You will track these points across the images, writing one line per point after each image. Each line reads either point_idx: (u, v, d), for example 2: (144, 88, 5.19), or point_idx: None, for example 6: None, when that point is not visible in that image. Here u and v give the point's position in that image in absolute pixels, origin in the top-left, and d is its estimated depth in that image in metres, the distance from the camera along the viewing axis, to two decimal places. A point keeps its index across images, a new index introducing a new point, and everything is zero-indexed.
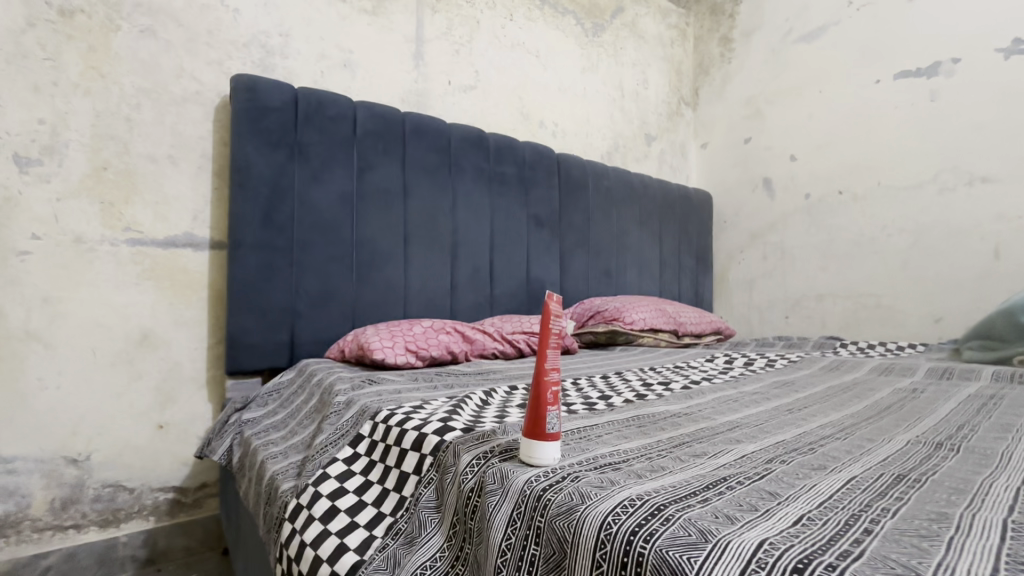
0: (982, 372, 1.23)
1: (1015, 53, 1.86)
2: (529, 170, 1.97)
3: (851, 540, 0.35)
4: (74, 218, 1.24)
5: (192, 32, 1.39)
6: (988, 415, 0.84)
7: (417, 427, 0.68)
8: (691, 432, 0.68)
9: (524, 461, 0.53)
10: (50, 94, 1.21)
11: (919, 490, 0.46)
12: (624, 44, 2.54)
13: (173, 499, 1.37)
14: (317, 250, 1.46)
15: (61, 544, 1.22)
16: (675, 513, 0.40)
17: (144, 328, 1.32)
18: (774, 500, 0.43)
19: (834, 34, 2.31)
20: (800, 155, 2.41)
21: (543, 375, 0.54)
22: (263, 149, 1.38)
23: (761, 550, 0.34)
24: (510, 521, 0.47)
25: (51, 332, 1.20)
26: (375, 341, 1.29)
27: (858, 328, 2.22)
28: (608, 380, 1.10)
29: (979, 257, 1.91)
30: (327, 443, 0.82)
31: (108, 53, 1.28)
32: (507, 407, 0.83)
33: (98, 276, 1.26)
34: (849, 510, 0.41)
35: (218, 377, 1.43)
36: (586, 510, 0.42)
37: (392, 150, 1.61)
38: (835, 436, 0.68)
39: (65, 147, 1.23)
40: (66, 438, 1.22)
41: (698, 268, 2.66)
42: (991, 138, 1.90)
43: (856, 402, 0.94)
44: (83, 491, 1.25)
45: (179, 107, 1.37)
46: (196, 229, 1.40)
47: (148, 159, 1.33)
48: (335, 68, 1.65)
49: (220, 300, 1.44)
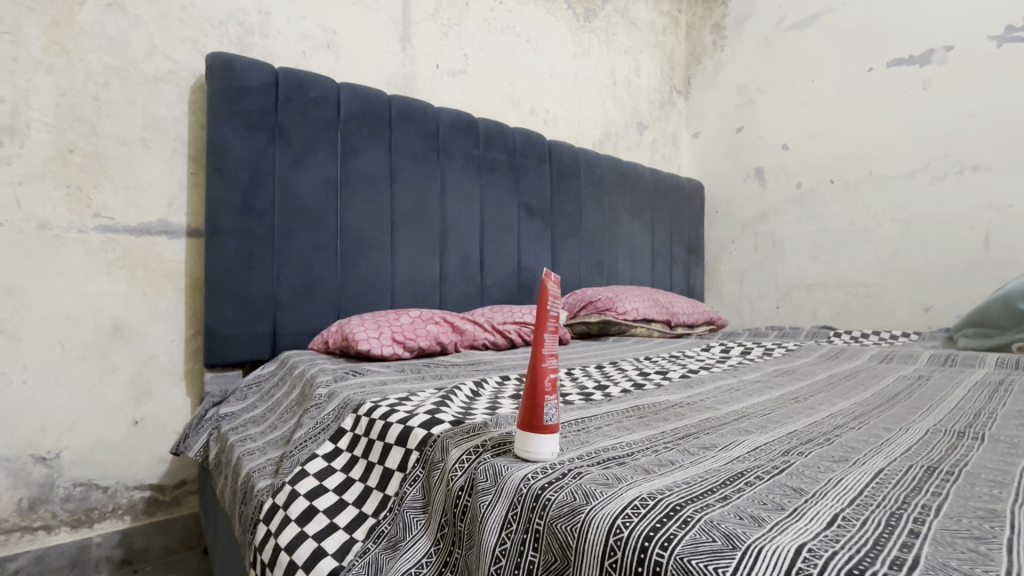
0: (986, 359, 1.21)
1: (1009, 40, 1.84)
2: (520, 157, 1.92)
3: (899, 544, 0.31)
4: (38, 203, 1.16)
5: (164, 7, 1.31)
6: (1001, 403, 0.81)
7: (403, 419, 0.63)
8: (697, 423, 0.64)
9: (520, 456, 0.48)
10: (10, 71, 1.13)
11: (956, 484, 0.42)
12: (616, 30, 2.48)
13: (149, 498, 1.31)
14: (300, 239, 1.40)
15: (30, 547, 1.15)
16: (694, 515, 0.36)
17: (117, 320, 1.25)
18: (800, 497, 0.39)
19: (827, 21, 2.26)
20: (792, 144, 2.37)
21: (540, 362, 0.48)
22: (241, 131, 1.30)
23: (800, 559, 0.30)
24: (505, 524, 0.43)
25: (15, 324, 1.13)
26: (360, 332, 1.23)
27: (848, 318, 2.20)
28: (603, 370, 1.06)
29: (968, 246, 1.90)
30: (308, 439, 0.77)
31: (72, 28, 1.20)
32: (498, 398, 0.78)
33: (65, 265, 1.19)
34: (887, 508, 0.37)
35: (196, 370, 1.36)
36: (591, 511, 0.38)
37: (378, 134, 1.54)
38: (848, 425, 0.64)
39: (28, 127, 1.15)
40: (33, 435, 1.15)
41: (689, 259, 2.62)
42: (983, 126, 1.88)
43: (861, 390, 0.90)
44: (53, 491, 1.18)
45: (152, 88, 1.29)
46: (171, 216, 1.33)
47: (119, 141, 1.25)
48: (318, 49, 1.57)
49: (198, 290, 1.37)
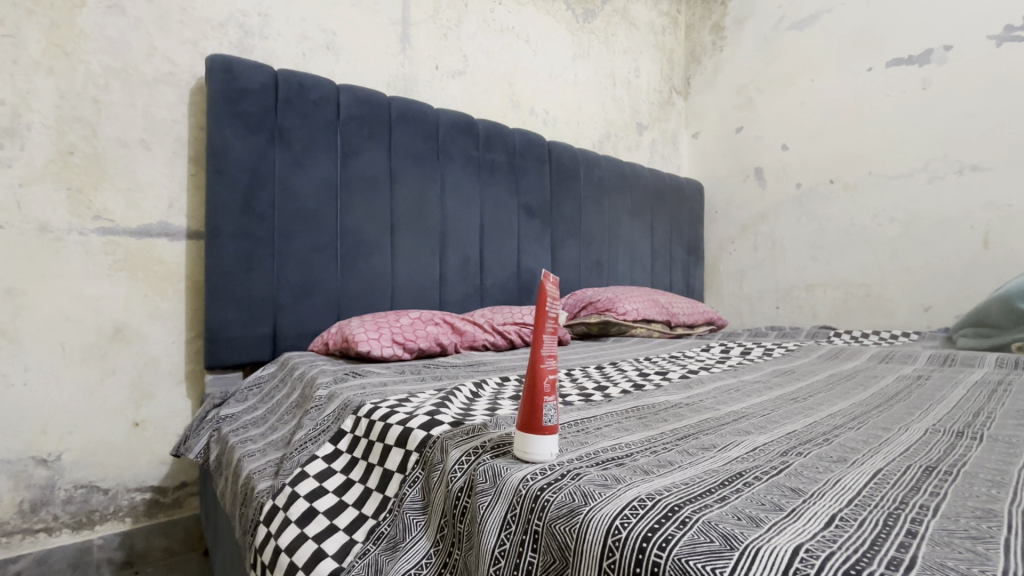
0: (985, 359, 1.21)
1: (1008, 40, 1.84)
2: (519, 157, 1.92)
3: (896, 544, 0.32)
4: (39, 205, 1.16)
5: (164, 9, 1.32)
6: (999, 402, 0.81)
7: (403, 420, 0.64)
8: (696, 424, 0.64)
9: (519, 457, 0.49)
10: (10, 73, 1.13)
11: (954, 484, 0.42)
12: (616, 30, 2.48)
13: (150, 499, 1.31)
14: (300, 240, 1.40)
15: (32, 548, 1.15)
16: (692, 516, 0.36)
17: (118, 322, 1.25)
18: (798, 497, 0.39)
19: (826, 21, 2.27)
20: (792, 144, 2.37)
21: (539, 363, 0.48)
22: (241, 133, 1.30)
23: (798, 559, 0.30)
24: (504, 525, 0.43)
25: (16, 326, 1.13)
26: (361, 333, 1.23)
27: (847, 318, 2.20)
28: (603, 371, 1.06)
29: (967, 246, 1.90)
30: (307, 440, 0.77)
31: (72, 30, 1.20)
32: (498, 399, 0.79)
33: (66, 267, 1.19)
34: (885, 508, 0.37)
35: (197, 372, 1.37)
36: (589, 512, 0.38)
37: (378, 135, 1.55)
38: (848, 425, 0.64)
39: (28, 130, 1.15)
40: (34, 437, 1.15)
41: (689, 259, 2.62)
42: (982, 125, 1.89)
43: (862, 390, 0.90)
44: (54, 492, 1.18)
45: (152, 90, 1.30)
46: (171, 217, 1.33)
47: (119, 143, 1.25)
48: (318, 51, 1.58)
49: (198, 292, 1.37)
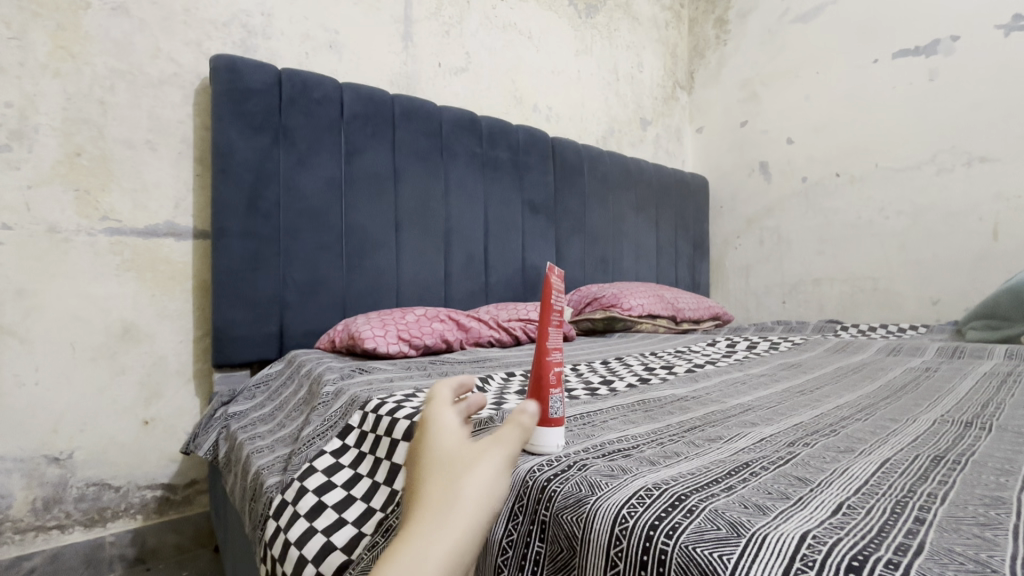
0: (994, 351, 1.20)
1: (1016, 29, 1.82)
2: (523, 153, 1.92)
3: (904, 530, 0.32)
4: (47, 206, 1.17)
5: (168, 10, 1.32)
6: (1010, 393, 0.80)
7: (409, 416, 0.64)
8: (702, 416, 0.64)
9: (526, 450, 0.49)
10: (17, 76, 1.14)
11: (962, 472, 0.42)
12: (619, 25, 2.46)
13: (161, 497, 1.32)
14: (306, 239, 1.40)
15: (44, 546, 1.16)
16: (698, 504, 0.36)
17: (126, 321, 1.26)
18: (806, 486, 0.39)
19: (831, 13, 2.25)
20: (798, 138, 2.36)
21: (544, 357, 0.48)
22: (246, 133, 1.31)
23: (804, 546, 0.30)
24: (511, 516, 0.43)
25: (27, 326, 1.14)
26: (367, 330, 1.24)
27: (855, 312, 2.19)
28: (608, 365, 1.06)
29: (978, 238, 1.88)
30: (315, 436, 0.78)
31: (77, 32, 1.21)
32: (505, 393, 0.79)
33: (75, 267, 1.20)
34: (893, 495, 0.37)
35: (206, 370, 1.38)
36: (597, 502, 0.38)
37: (381, 133, 1.55)
38: (856, 417, 0.63)
39: (35, 131, 1.16)
40: (46, 436, 1.16)
41: (694, 254, 2.61)
42: (991, 116, 1.87)
43: (869, 383, 0.90)
44: (66, 491, 1.19)
45: (157, 90, 1.31)
46: (177, 217, 1.34)
47: (125, 144, 1.26)
48: (321, 50, 1.58)
49: (204, 291, 1.38)
